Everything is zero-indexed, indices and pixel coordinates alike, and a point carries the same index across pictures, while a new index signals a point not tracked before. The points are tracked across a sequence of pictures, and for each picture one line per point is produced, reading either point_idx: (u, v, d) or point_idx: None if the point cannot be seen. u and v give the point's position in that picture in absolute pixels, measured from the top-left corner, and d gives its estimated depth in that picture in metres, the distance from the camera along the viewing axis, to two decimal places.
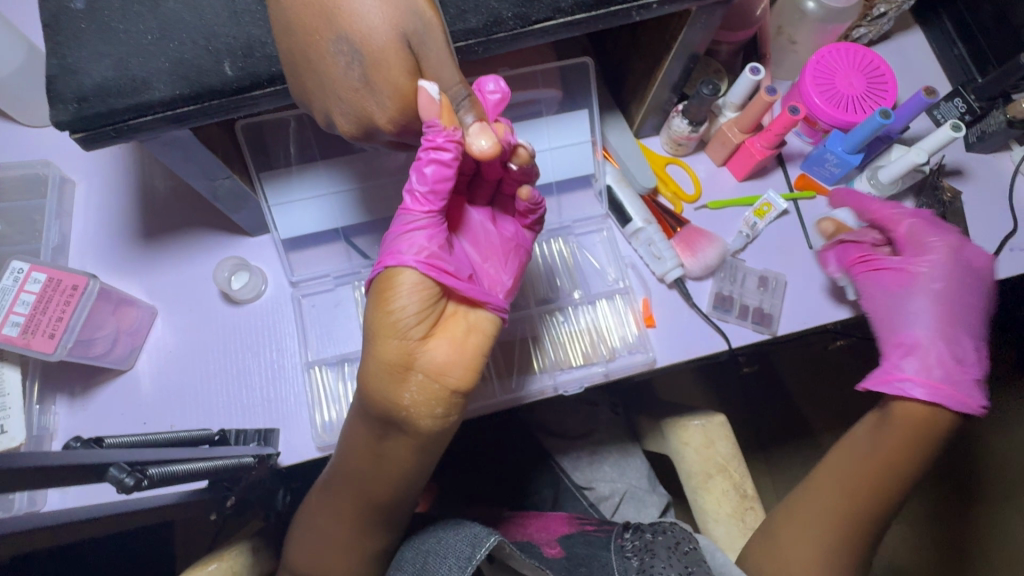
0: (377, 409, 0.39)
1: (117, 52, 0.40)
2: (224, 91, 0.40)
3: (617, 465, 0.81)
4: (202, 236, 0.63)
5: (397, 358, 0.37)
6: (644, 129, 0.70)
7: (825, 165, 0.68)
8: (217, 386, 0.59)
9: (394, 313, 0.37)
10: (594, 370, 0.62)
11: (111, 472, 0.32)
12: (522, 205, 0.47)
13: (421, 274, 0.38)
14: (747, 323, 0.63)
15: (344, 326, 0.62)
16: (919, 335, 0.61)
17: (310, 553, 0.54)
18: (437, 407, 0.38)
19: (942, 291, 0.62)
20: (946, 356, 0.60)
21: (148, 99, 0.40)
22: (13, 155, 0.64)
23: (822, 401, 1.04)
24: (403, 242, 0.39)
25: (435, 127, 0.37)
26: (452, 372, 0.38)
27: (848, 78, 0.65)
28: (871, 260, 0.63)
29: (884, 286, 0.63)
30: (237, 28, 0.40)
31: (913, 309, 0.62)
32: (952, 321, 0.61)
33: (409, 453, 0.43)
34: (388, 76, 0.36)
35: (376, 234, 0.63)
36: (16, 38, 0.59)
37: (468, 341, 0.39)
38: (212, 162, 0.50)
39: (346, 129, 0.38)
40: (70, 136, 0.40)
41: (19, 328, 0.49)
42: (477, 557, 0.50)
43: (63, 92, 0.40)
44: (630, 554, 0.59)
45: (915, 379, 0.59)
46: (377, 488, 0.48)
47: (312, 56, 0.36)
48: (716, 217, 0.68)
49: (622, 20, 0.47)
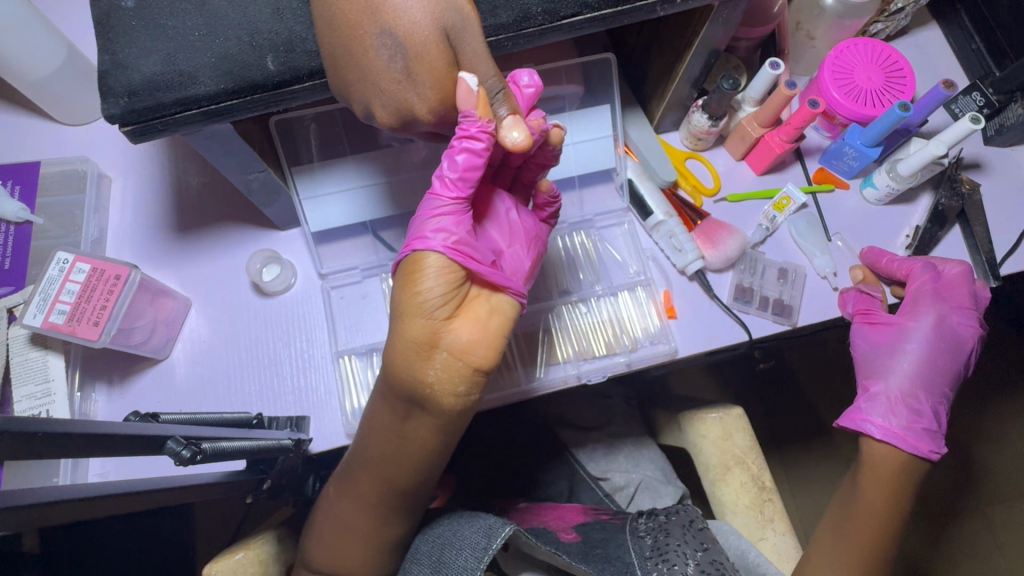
0: (402, 387, 0.40)
1: (165, 47, 0.42)
2: (266, 85, 0.42)
3: (632, 457, 0.81)
4: (234, 231, 0.64)
5: (424, 335, 0.38)
6: (663, 125, 0.71)
7: (843, 159, 0.69)
8: (249, 374, 0.60)
9: (420, 293, 0.38)
10: (616, 360, 0.63)
11: (169, 444, 0.34)
12: (543, 197, 0.51)
13: (448, 257, 0.39)
14: (768, 314, 0.64)
15: (372, 317, 0.63)
16: (891, 385, 0.62)
17: (329, 539, 0.54)
18: (459, 385, 0.39)
19: (923, 352, 0.63)
20: (908, 408, 0.61)
21: (193, 93, 0.41)
22: (52, 153, 0.66)
23: (839, 399, 1.04)
24: (430, 226, 0.40)
25: (470, 117, 0.38)
26: (476, 350, 0.39)
27: (866, 72, 0.66)
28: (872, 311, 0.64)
29: (868, 337, 0.65)
30: (279, 24, 0.42)
31: (890, 363, 0.63)
32: (934, 379, 0.62)
33: (432, 432, 0.44)
34: (428, 68, 0.37)
35: (401, 227, 0.65)
36: (59, 40, 0.61)
37: (492, 320, 0.40)
38: (248, 154, 0.51)
39: (386, 120, 0.40)
40: (119, 128, 0.42)
41: (65, 316, 0.51)
42: (493, 546, 0.51)
43: (113, 86, 0.41)
44: (643, 534, 0.61)
45: (875, 424, 0.61)
46: (402, 474, 0.48)
47: (355, 50, 0.38)
48: (736, 211, 0.70)
49: (647, 14, 0.49)
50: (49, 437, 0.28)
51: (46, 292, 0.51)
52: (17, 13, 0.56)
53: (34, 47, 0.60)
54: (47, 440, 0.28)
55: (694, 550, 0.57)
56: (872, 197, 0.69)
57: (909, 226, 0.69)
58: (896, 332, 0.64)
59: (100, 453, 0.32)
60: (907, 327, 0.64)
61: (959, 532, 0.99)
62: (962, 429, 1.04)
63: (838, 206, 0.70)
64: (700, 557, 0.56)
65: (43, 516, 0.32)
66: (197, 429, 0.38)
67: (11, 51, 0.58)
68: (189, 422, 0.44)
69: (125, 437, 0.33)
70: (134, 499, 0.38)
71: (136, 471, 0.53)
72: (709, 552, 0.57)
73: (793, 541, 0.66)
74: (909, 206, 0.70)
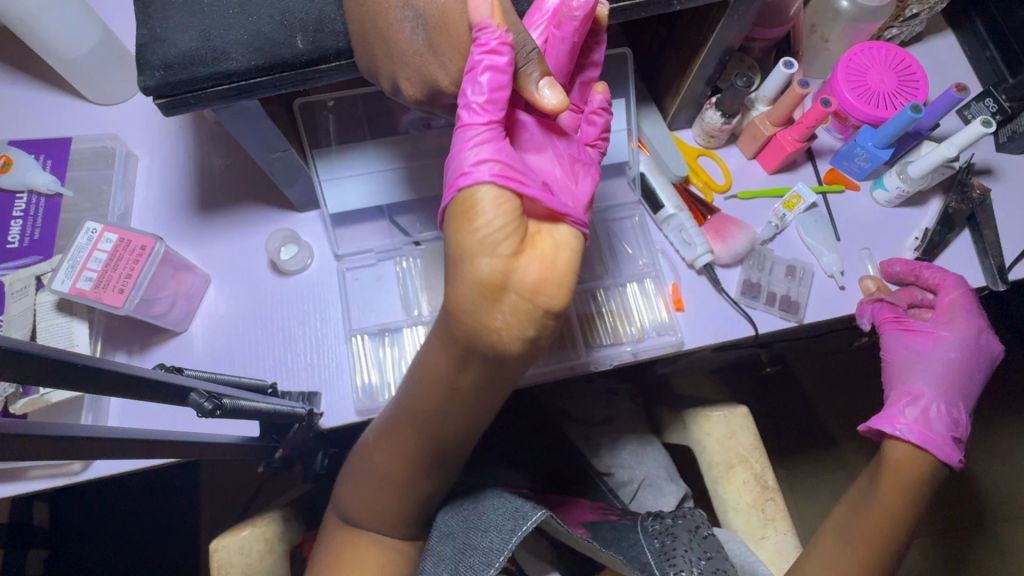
0: (466, 332, 0.38)
1: (201, 24, 0.44)
2: (294, 63, 0.44)
3: (636, 453, 0.82)
4: (255, 214, 0.66)
5: (490, 276, 0.36)
6: (678, 122, 0.72)
7: (854, 160, 0.69)
8: (264, 349, 0.62)
9: (481, 229, 0.36)
10: (622, 349, 0.64)
11: (193, 396, 0.36)
12: (596, 100, 0.48)
13: (498, 185, 0.37)
14: (774, 309, 0.65)
15: (385, 299, 0.65)
16: (927, 387, 0.63)
17: (362, 489, 0.56)
18: (529, 326, 0.37)
19: (955, 358, 0.65)
20: (942, 413, 0.62)
21: (226, 68, 0.43)
22: (82, 131, 0.68)
23: (844, 408, 1.05)
24: (467, 158, 0.39)
25: (489, 28, 0.39)
26: (547, 289, 0.36)
27: (880, 75, 0.67)
28: (903, 319, 0.66)
29: (902, 342, 0.66)
30: (310, 5, 0.44)
31: (924, 367, 0.65)
32: (963, 387, 0.64)
33: (489, 373, 0.42)
34: (448, 35, 0.41)
35: (417, 213, 0.67)
36: (95, 22, 0.64)
37: (559, 255, 0.38)
38: (273, 133, 0.53)
39: (412, 92, 0.43)
40: (153, 100, 0.44)
41: (92, 283, 0.53)
42: (523, 527, 0.52)
43: (151, 60, 0.43)
44: (653, 536, 0.61)
45: (909, 422, 0.62)
46: (451, 422, 0.49)
47: (382, 27, 0.41)
48: (746, 208, 0.70)
49: (664, 7, 0.50)
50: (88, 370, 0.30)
51: (75, 260, 0.53)
52: None
53: (70, 27, 0.62)
54: (82, 373, 0.30)
55: (698, 558, 0.58)
56: (882, 200, 0.70)
57: (919, 229, 0.70)
58: (930, 339, 0.66)
59: (128, 393, 0.33)
60: (941, 333, 0.65)
61: (967, 550, 0.98)
62: (970, 442, 1.04)
63: (849, 207, 0.71)
64: (704, 566, 0.57)
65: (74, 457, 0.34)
66: (219, 388, 0.40)
67: (49, 29, 0.60)
68: (211, 380, 0.46)
69: (155, 386, 0.35)
70: (155, 449, 0.40)
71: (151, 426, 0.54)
72: (713, 560, 0.57)
73: (794, 540, 0.67)
74: (920, 209, 0.70)
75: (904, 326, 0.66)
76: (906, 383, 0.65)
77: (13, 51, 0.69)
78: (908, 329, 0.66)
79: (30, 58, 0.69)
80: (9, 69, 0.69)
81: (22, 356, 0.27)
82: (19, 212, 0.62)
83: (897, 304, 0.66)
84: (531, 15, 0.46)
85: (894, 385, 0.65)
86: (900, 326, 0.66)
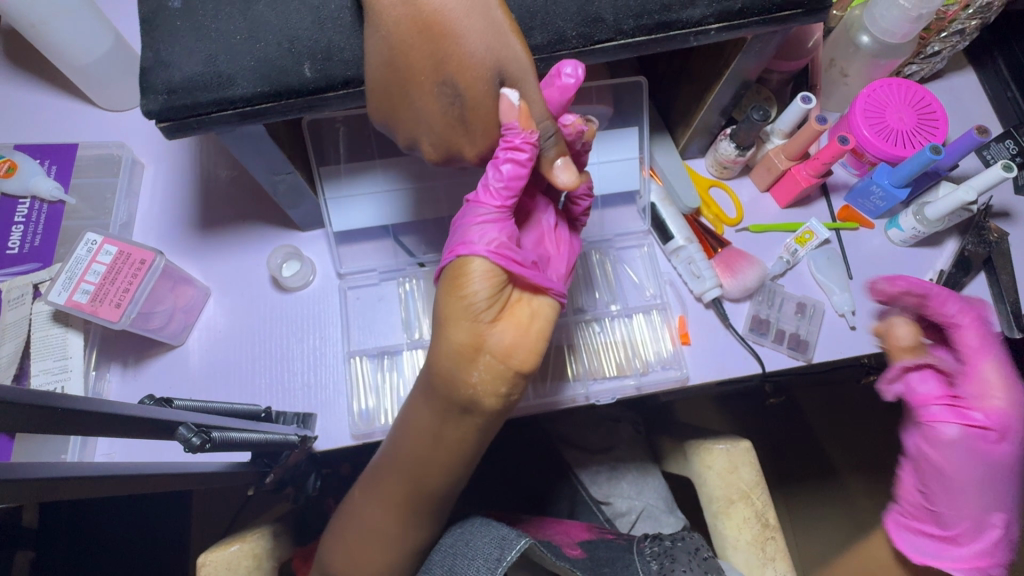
0: (447, 386, 0.43)
1: (207, 48, 0.43)
2: (302, 91, 0.43)
3: (635, 483, 0.80)
4: (258, 230, 0.65)
5: (468, 338, 0.41)
6: (689, 151, 0.71)
7: (870, 198, 0.68)
8: (261, 367, 0.61)
9: (466, 297, 0.41)
10: (625, 382, 0.63)
11: (180, 430, 0.35)
12: (581, 188, 0.52)
13: (491, 263, 0.42)
14: (783, 347, 0.64)
15: (386, 320, 0.64)
16: (977, 490, 0.59)
17: (349, 550, 0.55)
18: (501, 385, 0.43)
19: (1009, 448, 0.58)
20: (984, 527, 0.60)
21: (231, 95, 0.43)
22: (89, 137, 0.68)
23: (850, 445, 1.02)
24: (473, 233, 0.44)
25: (514, 128, 0.42)
26: (517, 353, 0.42)
27: (899, 113, 0.66)
28: (952, 403, 0.59)
29: (965, 443, 0.58)
30: (319, 32, 0.43)
31: (991, 484, 0.59)
32: (1006, 475, 0.59)
33: (472, 430, 0.46)
34: (482, 117, 0.42)
35: (420, 234, 0.66)
36: (108, 28, 0.63)
37: (532, 323, 0.43)
38: (277, 155, 0.52)
39: (432, 155, 0.45)
40: (155, 124, 0.44)
41: (89, 296, 0.52)
42: (507, 558, 0.52)
43: (155, 84, 0.43)
44: (651, 558, 0.60)
45: (967, 556, 0.61)
46: (434, 475, 0.50)
47: (411, 90, 0.42)
48: (758, 241, 0.69)
49: (681, 44, 0.49)
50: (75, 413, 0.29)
51: (73, 271, 0.52)
52: None
53: (82, 34, 0.61)
54: (67, 416, 0.29)
55: None
56: (896, 239, 0.68)
57: (933, 269, 0.68)
58: (1001, 448, 0.58)
59: (116, 431, 0.32)
60: (1010, 439, 0.58)
61: None
62: None
63: (861, 245, 0.69)
64: None
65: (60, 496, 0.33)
66: (210, 417, 0.39)
67: (60, 36, 0.60)
68: (204, 410, 0.45)
69: (142, 421, 0.34)
70: (145, 481, 0.39)
71: (141, 453, 0.53)
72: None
73: None
74: (934, 250, 0.69)
75: (965, 416, 0.58)
76: (967, 508, 0.60)
77: (25, 55, 0.69)
78: (972, 426, 0.58)
79: (41, 62, 0.69)
80: (19, 73, 0.69)
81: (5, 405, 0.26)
82: (20, 218, 0.61)
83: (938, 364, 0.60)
84: (548, 73, 0.45)
85: (954, 505, 0.60)
86: (959, 413, 0.58)
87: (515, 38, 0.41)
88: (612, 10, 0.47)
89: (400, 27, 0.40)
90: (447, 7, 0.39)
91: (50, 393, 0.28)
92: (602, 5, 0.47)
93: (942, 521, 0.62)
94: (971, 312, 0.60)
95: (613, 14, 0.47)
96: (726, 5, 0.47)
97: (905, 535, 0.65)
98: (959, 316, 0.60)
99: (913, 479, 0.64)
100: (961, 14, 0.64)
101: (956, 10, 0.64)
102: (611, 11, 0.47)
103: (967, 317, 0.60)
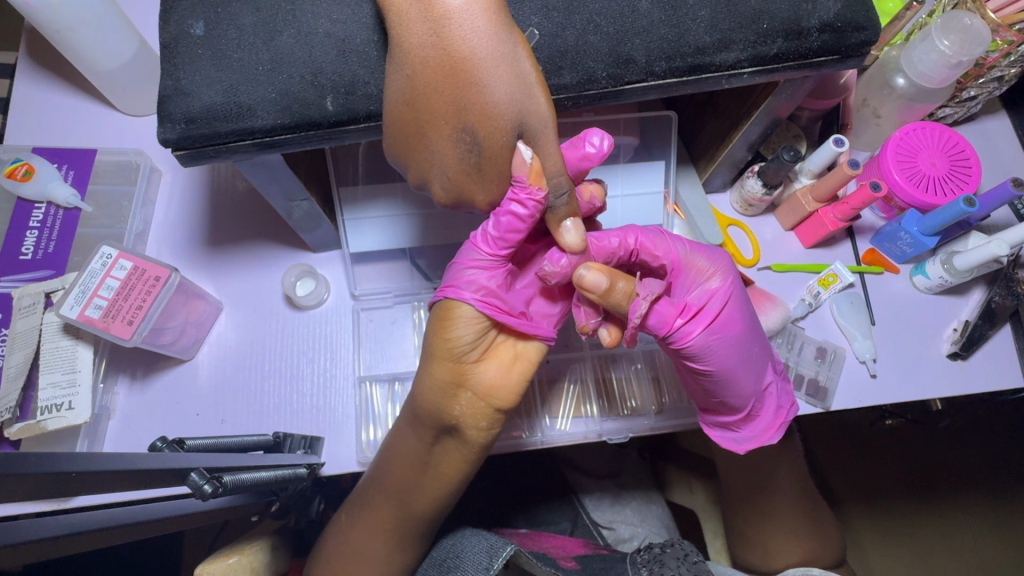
0: (431, 417, 0.46)
1: (228, 78, 0.42)
2: (321, 123, 0.42)
3: (639, 510, 0.79)
4: (274, 244, 0.64)
5: (452, 375, 0.44)
6: (713, 183, 0.69)
7: (897, 243, 0.67)
8: (270, 386, 0.60)
9: (452, 339, 0.43)
10: (639, 421, 0.62)
11: (192, 477, 0.35)
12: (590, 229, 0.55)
13: (478, 310, 0.44)
14: (800, 394, 0.64)
15: (398, 344, 0.63)
16: (764, 374, 0.55)
17: (339, 567, 0.56)
18: (482, 420, 0.45)
19: (754, 326, 0.54)
20: (778, 400, 0.57)
21: (250, 126, 0.42)
22: (109, 143, 0.67)
23: (863, 483, 0.99)
24: (465, 277, 0.45)
25: (522, 183, 0.42)
26: (497, 392, 0.44)
27: (931, 158, 0.64)
28: (683, 313, 0.51)
29: (722, 335, 0.52)
30: (344, 66, 0.42)
31: (753, 357, 0.54)
32: (766, 345, 0.56)
33: (456, 458, 0.48)
34: (496, 168, 0.42)
35: (438, 257, 0.64)
36: (131, 35, 0.62)
37: (515, 365, 0.46)
38: (294, 183, 0.51)
39: (441, 197, 0.44)
40: (172, 152, 0.43)
41: (101, 312, 0.51)
42: (494, 566, 0.52)
43: (173, 112, 0.42)
44: (640, 566, 0.59)
45: (767, 425, 0.58)
46: (422, 500, 0.51)
47: (429, 133, 0.41)
48: (780, 281, 0.68)
49: (712, 86, 0.48)
50: (77, 474, 0.28)
51: (86, 285, 0.51)
52: (93, 8, 0.57)
53: (103, 43, 0.60)
54: (78, 477, 0.28)
55: None
56: (922, 286, 0.67)
57: (958, 319, 0.67)
58: (731, 318, 0.52)
59: (127, 482, 0.31)
60: (737, 315, 0.52)
61: None
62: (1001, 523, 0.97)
63: (886, 290, 0.68)
64: None
65: (61, 543, 0.33)
66: (221, 462, 0.39)
67: (85, 42, 0.59)
68: (213, 450, 0.47)
69: (154, 468, 0.33)
70: (135, 529, 0.38)
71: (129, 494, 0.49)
72: None
73: None
74: (960, 299, 0.67)
75: (700, 320, 0.51)
76: (748, 387, 0.54)
77: (47, 55, 0.68)
78: (713, 319, 0.51)
79: (64, 63, 0.68)
80: (41, 73, 0.68)
81: (17, 475, 0.25)
82: (35, 223, 0.60)
83: (652, 295, 0.48)
84: (572, 139, 0.47)
85: (736, 390, 0.54)
86: (692, 323, 0.51)
87: (541, 93, 0.40)
88: (645, 51, 0.45)
89: (427, 68, 0.38)
90: (477, 54, 0.38)
91: (60, 458, 0.27)
92: (635, 46, 0.45)
93: (740, 408, 0.56)
94: (659, 230, 0.54)
95: (646, 55, 0.45)
96: (762, 50, 0.46)
97: (739, 438, 0.58)
98: (625, 240, 0.52)
99: (689, 379, 0.56)
100: (1001, 61, 0.62)
101: (997, 57, 0.62)
102: (644, 52, 0.45)
103: (623, 245, 0.52)
